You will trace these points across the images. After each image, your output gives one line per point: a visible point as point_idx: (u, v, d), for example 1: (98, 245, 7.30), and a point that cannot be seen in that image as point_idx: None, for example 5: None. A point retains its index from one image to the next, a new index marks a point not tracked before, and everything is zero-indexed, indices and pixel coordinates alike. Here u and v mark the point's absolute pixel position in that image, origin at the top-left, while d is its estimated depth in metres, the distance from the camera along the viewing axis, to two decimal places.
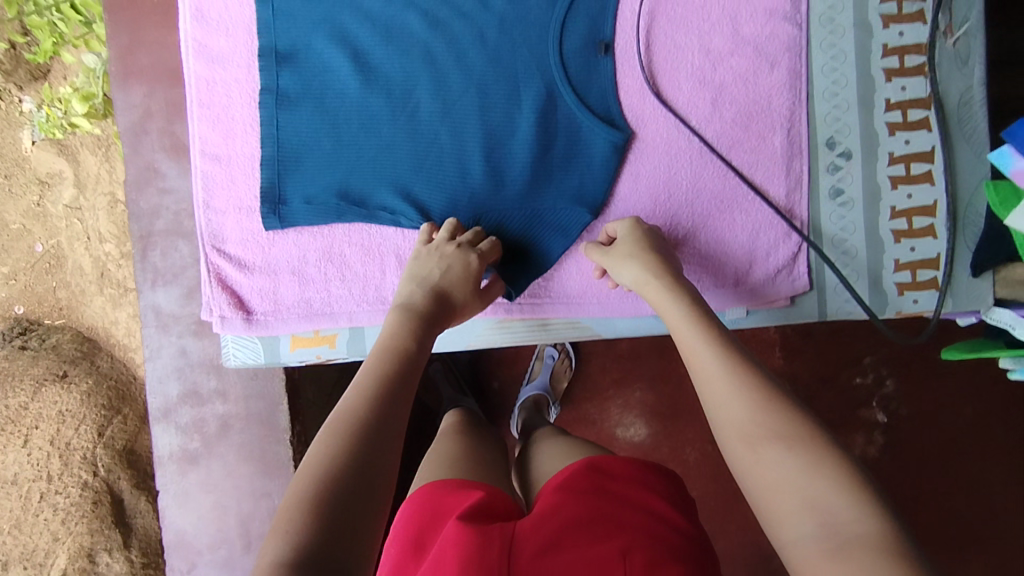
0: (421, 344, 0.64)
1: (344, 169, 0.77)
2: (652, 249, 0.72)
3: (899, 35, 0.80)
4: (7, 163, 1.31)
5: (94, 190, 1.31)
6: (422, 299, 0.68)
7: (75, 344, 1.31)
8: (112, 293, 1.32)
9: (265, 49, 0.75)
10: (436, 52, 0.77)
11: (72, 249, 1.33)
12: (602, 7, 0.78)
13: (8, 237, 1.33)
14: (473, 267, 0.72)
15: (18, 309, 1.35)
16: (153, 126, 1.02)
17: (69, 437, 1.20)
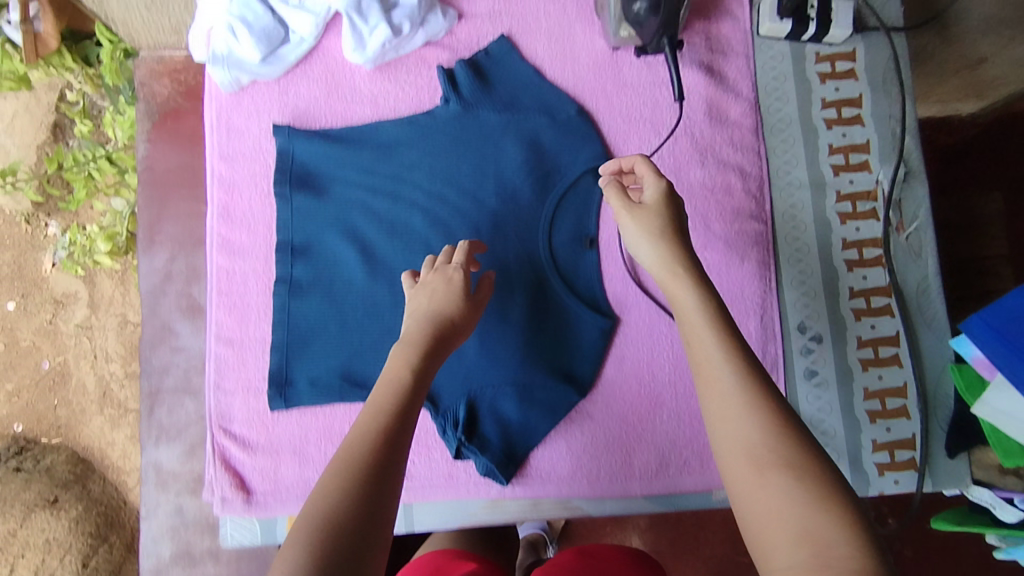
0: (420, 374, 0.63)
1: (347, 353, 0.82)
2: (677, 230, 0.67)
3: (856, 230, 0.88)
4: (25, 284, 1.37)
5: (106, 310, 1.37)
6: (418, 327, 0.67)
7: (69, 466, 1.32)
8: (112, 413, 1.34)
9: (282, 244, 0.83)
10: (436, 247, 0.84)
11: (77, 367, 1.36)
12: (587, 207, 0.87)
13: (16, 354, 1.36)
14: (455, 283, 0.72)
15: (17, 427, 1.34)
16: (172, 289, 1.10)
17: (53, 566, 1.26)
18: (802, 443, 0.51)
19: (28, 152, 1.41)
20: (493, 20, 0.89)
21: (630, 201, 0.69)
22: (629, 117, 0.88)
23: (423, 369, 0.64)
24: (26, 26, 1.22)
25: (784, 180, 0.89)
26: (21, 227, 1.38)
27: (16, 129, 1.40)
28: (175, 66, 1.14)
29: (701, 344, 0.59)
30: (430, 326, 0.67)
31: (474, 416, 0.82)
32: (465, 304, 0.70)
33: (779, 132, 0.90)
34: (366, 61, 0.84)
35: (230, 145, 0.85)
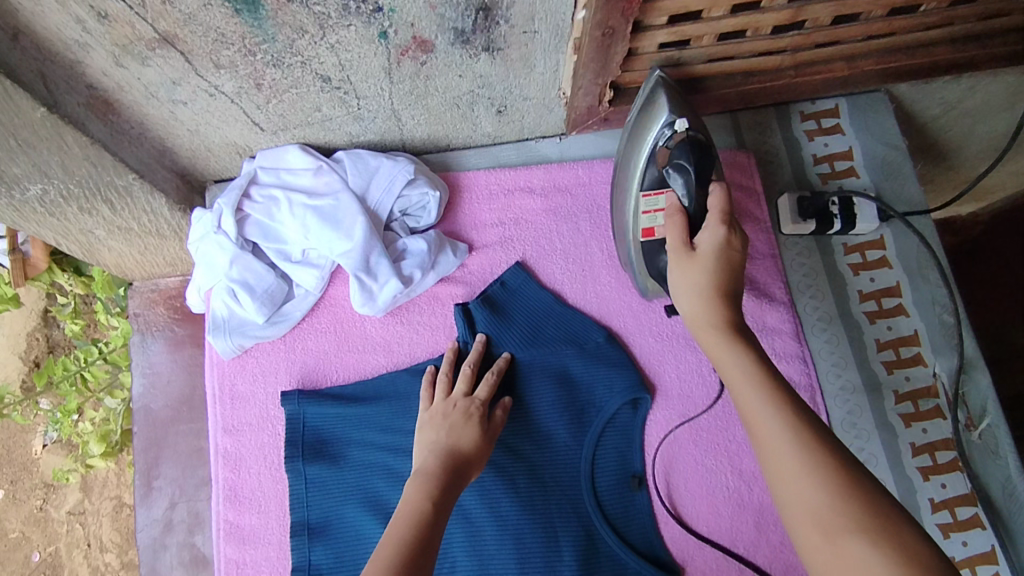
0: (450, 475, 0.65)
1: None
2: (727, 281, 0.62)
3: (923, 432, 0.81)
4: (14, 468, 1.34)
5: (100, 493, 1.32)
6: (439, 451, 0.67)
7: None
8: None
9: (298, 524, 0.75)
10: (469, 507, 0.77)
11: (70, 557, 1.29)
12: (629, 442, 0.80)
13: (4, 547, 1.31)
14: (474, 418, 0.71)
15: None
16: (172, 541, 0.99)
17: None
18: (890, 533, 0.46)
19: (20, 343, 1.38)
20: (505, 248, 0.86)
21: (683, 248, 0.65)
22: (659, 334, 0.83)
23: (454, 471, 0.66)
24: (14, 253, 1.25)
25: (834, 384, 0.83)
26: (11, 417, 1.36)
27: (10, 322, 1.38)
28: (170, 293, 1.10)
29: (725, 365, 0.59)
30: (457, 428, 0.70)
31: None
32: (480, 438, 0.70)
33: (820, 331, 0.85)
34: (376, 311, 0.81)
35: (236, 414, 0.80)
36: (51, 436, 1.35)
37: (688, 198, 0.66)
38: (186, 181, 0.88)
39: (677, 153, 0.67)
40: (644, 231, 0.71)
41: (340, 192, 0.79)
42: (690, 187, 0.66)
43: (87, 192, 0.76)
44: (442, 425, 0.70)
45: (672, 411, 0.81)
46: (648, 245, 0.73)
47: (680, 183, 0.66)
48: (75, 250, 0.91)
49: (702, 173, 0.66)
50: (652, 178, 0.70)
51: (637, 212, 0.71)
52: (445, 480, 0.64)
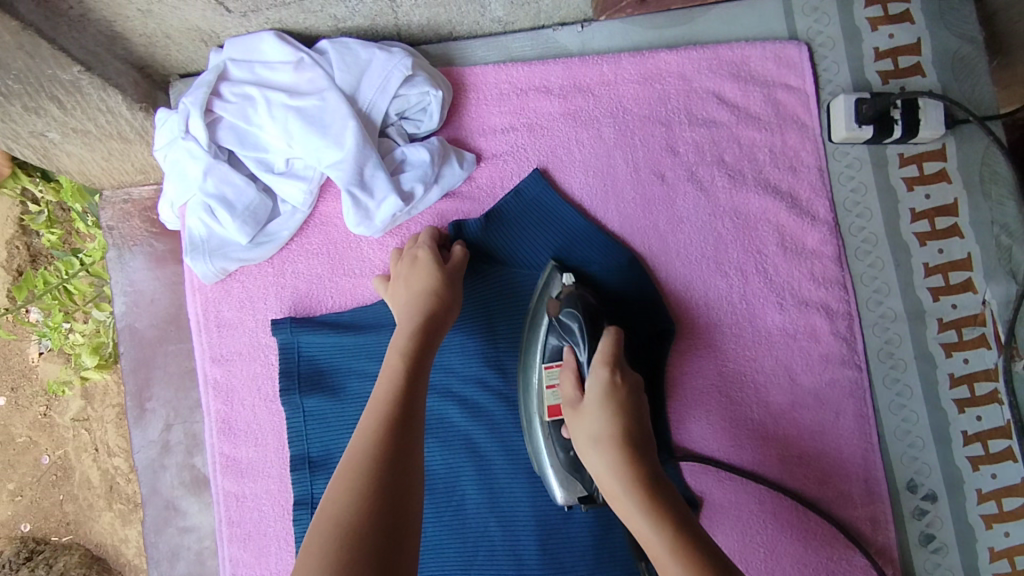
0: (416, 373, 0.58)
1: None
2: (621, 426, 0.58)
3: (964, 363, 0.76)
4: (12, 375, 1.29)
5: (102, 402, 1.28)
6: (407, 319, 0.63)
7: (83, 569, 1.23)
8: (120, 509, 1.26)
9: (298, 458, 0.71)
10: (478, 440, 0.73)
11: (80, 460, 1.28)
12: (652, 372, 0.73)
13: (14, 451, 1.29)
14: (426, 257, 0.67)
15: (24, 527, 1.28)
16: (172, 461, 0.96)
17: None
18: None
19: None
20: (516, 157, 0.76)
21: (575, 393, 0.64)
22: (687, 257, 0.75)
23: (418, 360, 0.59)
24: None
25: (875, 312, 0.76)
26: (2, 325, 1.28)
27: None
28: (145, 204, 0.99)
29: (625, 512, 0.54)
30: (421, 305, 0.63)
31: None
32: (442, 275, 0.66)
33: (864, 255, 0.77)
34: (374, 232, 0.72)
35: (225, 343, 0.73)
36: (47, 344, 1.29)
37: (586, 356, 0.64)
38: (146, 76, 0.76)
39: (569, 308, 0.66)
40: (549, 408, 0.67)
41: (325, 91, 0.67)
42: (586, 348, 0.65)
43: (30, 87, 0.64)
44: (407, 279, 0.66)
45: (699, 341, 0.75)
46: (556, 424, 0.67)
47: (579, 342, 0.65)
48: (31, 156, 0.80)
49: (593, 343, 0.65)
50: (553, 349, 0.68)
51: (540, 388, 0.68)
52: (411, 382, 0.56)
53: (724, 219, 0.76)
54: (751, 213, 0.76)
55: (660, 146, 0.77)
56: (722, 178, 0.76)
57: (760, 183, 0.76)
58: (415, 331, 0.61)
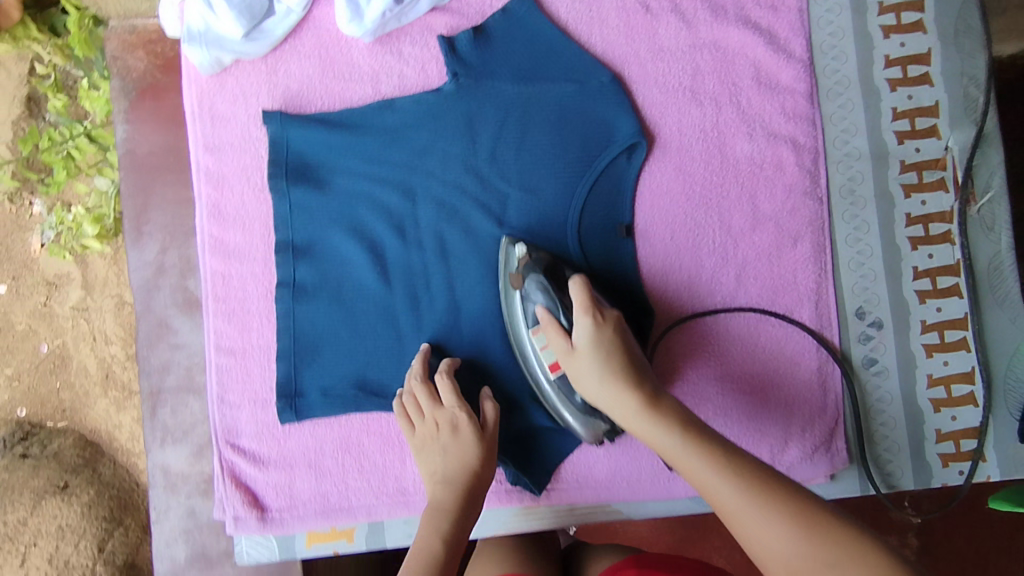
0: (451, 559, 0.58)
1: (362, 359, 0.76)
2: (620, 355, 0.63)
3: (921, 204, 0.80)
4: (13, 266, 1.23)
5: (103, 292, 1.24)
6: (448, 496, 0.64)
7: (76, 450, 1.23)
8: (115, 396, 1.24)
9: (282, 244, 0.75)
10: (452, 242, 0.76)
11: (77, 350, 1.24)
12: (619, 191, 0.77)
13: (13, 339, 1.25)
14: (461, 428, 0.68)
15: (19, 412, 1.25)
16: (165, 282, 1.01)
17: (67, 554, 1.16)
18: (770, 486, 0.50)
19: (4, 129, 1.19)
20: None
21: (565, 341, 0.66)
22: (665, 84, 0.78)
23: (467, 493, 0.65)
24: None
25: (841, 150, 0.80)
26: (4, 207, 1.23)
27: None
28: (149, 37, 1.03)
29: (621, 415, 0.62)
30: (455, 478, 0.66)
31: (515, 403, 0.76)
32: (482, 446, 0.68)
33: (836, 95, 0.80)
34: (365, 34, 0.76)
35: (217, 131, 0.76)
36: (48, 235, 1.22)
37: (562, 312, 0.68)
38: None
39: (531, 274, 0.70)
40: (549, 365, 0.69)
41: None
42: (552, 295, 0.69)
43: None
44: (443, 448, 0.67)
45: (668, 165, 0.78)
46: (562, 380, 0.70)
47: (546, 299, 0.69)
48: None
49: (555, 280, 0.70)
50: (534, 316, 0.70)
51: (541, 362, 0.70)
52: (465, 499, 0.65)
53: (704, 51, 0.79)
54: (730, 48, 0.79)
55: None
56: (704, 10, 0.79)
57: (741, 19, 0.79)
58: (456, 512, 0.63)
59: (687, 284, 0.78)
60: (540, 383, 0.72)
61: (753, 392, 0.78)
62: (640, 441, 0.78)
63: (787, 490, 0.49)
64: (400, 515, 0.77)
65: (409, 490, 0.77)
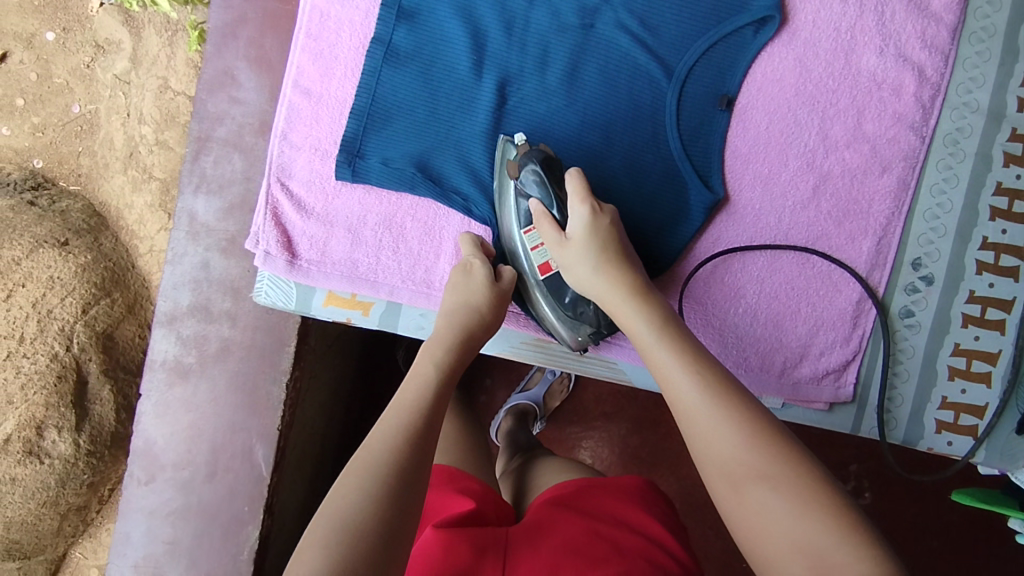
0: (446, 383, 0.60)
1: (430, 141, 0.74)
2: (611, 241, 0.67)
3: (1016, 177, 0.77)
4: (69, 17, 1.33)
5: (148, 70, 1.30)
6: (444, 350, 0.63)
7: (83, 216, 1.27)
8: (134, 176, 1.30)
9: (390, 0, 0.74)
10: (554, 55, 0.75)
11: (107, 121, 1.31)
12: (733, 62, 0.75)
13: (48, 89, 1.34)
14: (475, 273, 0.69)
15: (36, 164, 1.34)
16: (244, 34, 0.99)
17: (52, 305, 1.18)
18: (749, 415, 0.51)
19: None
20: None
21: (558, 235, 0.68)
22: None
23: (465, 349, 0.65)
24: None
25: (961, 98, 0.77)
26: None
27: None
28: None
29: (620, 314, 0.64)
30: (460, 309, 0.67)
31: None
32: (492, 294, 0.68)
33: (977, 41, 0.77)
34: None
35: None
36: None
37: (554, 206, 0.69)
38: None
39: (529, 165, 0.69)
40: (540, 267, 0.72)
41: None
42: (549, 191, 0.69)
43: None
44: (460, 287, 0.68)
45: (789, 53, 0.76)
46: (550, 281, 0.72)
47: (541, 195, 0.69)
48: None
49: (552, 174, 0.69)
50: (526, 213, 0.72)
51: (528, 250, 0.72)
52: (462, 352, 0.64)
53: None
54: None
55: None
56: None
57: None
58: (454, 343, 0.64)
59: (763, 178, 0.77)
60: (523, 270, 0.74)
61: (789, 304, 0.78)
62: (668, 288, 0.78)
63: (761, 414, 0.51)
64: (420, 306, 0.76)
65: (435, 284, 0.76)
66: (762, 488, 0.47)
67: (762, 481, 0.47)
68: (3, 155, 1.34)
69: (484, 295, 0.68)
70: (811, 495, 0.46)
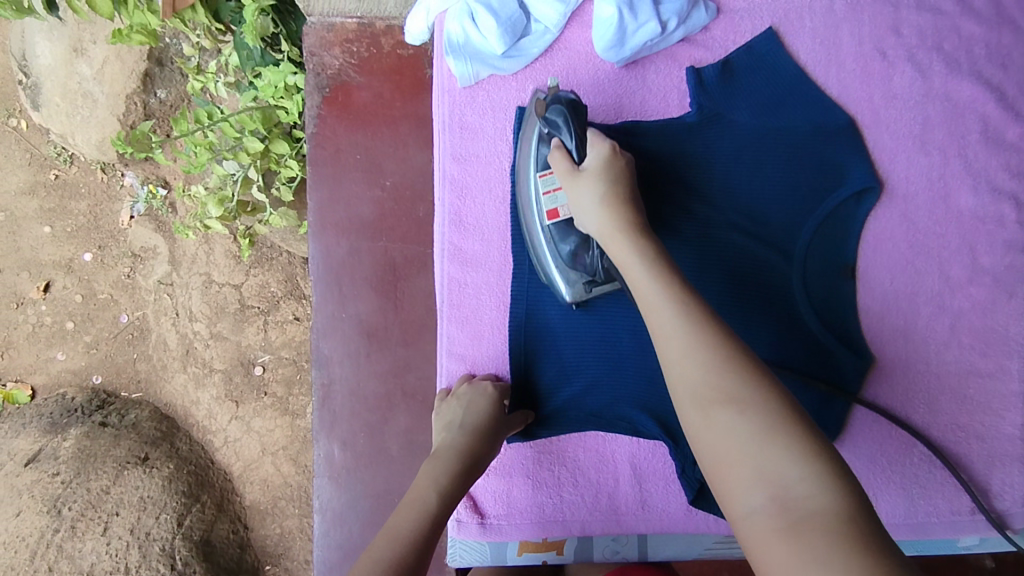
0: (440, 513, 0.64)
1: (587, 379, 0.77)
2: (622, 184, 0.67)
3: None
4: (103, 236, 1.44)
5: (189, 269, 1.41)
6: (449, 480, 0.67)
7: (154, 422, 1.39)
8: (195, 372, 1.40)
9: (520, 257, 0.77)
10: (681, 268, 0.78)
11: (157, 323, 1.42)
12: (845, 232, 0.80)
13: (94, 306, 1.43)
14: (490, 392, 0.73)
15: (96, 379, 1.43)
16: (348, 277, 1.03)
17: (148, 526, 1.30)
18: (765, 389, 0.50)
19: (117, 105, 1.32)
20: (752, 15, 0.81)
21: (571, 170, 0.69)
22: (895, 132, 0.80)
23: (459, 483, 0.67)
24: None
25: None
26: (98, 176, 1.44)
27: (108, 79, 1.30)
28: (348, 35, 1.05)
29: (617, 248, 0.63)
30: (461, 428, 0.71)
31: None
32: (492, 416, 0.72)
33: None
34: (618, 59, 0.78)
35: (467, 141, 0.79)
36: (139, 208, 1.43)
37: (575, 146, 0.70)
38: None
39: (554, 104, 0.71)
40: (548, 212, 0.71)
41: None
42: (572, 129, 0.70)
43: None
44: (462, 403, 0.72)
45: (894, 212, 0.80)
46: (557, 226, 0.71)
47: (565, 131, 0.70)
48: None
49: (577, 118, 0.70)
50: (544, 160, 0.72)
51: (538, 196, 0.72)
52: (456, 484, 0.67)
53: (936, 102, 0.81)
54: (960, 100, 0.81)
55: (886, 25, 0.81)
56: (939, 62, 0.81)
57: (973, 73, 0.81)
58: (453, 468, 0.68)
59: (903, 330, 0.80)
60: (528, 215, 0.74)
61: (960, 440, 0.79)
62: (841, 454, 0.79)
63: (766, 388, 0.50)
64: (613, 533, 0.77)
65: (623, 509, 0.77)
66: (732, 415, 0.49)
67: (734, 412, 0.49)
68: (60, 379, 1.44)
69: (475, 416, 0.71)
70: (773, 430, 0.47)
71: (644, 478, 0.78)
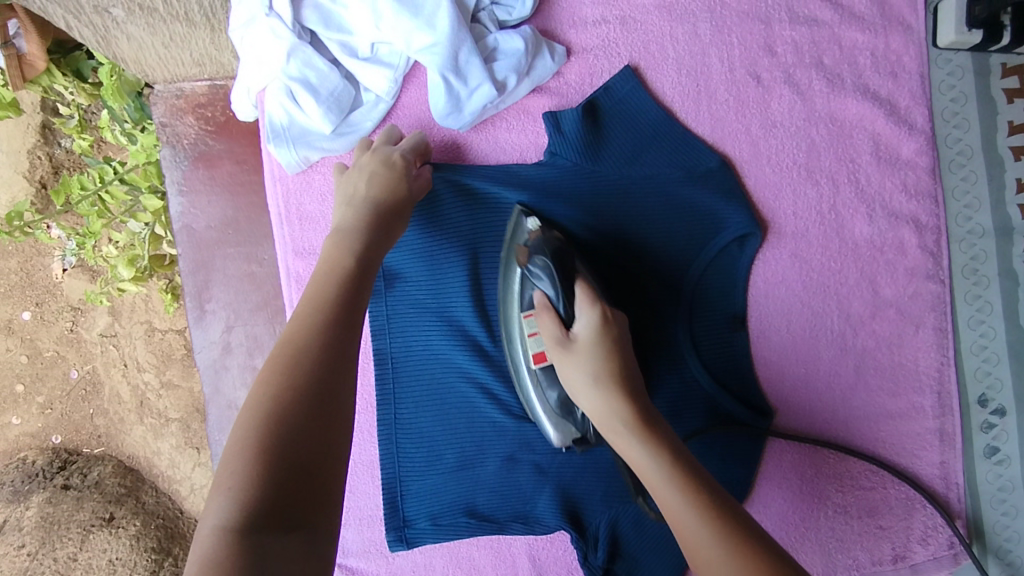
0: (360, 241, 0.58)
1: (467, 485, 0.72)
2: (617, 361, 0.59)
3: None
4: (37, 291, 1.18)
5: (129, 317, 1.19)
6: (353, 216, 0.60)
7: (117, 478, 1.18)
8: (152, 423, 1.20)
9: (381, 355, 0.71)
10: None
11: (109, 375, 1.19)
12: (727, 281, 0.73)
13: (40, 365, 1.20)
14: (395, 163, 0.64)
15: (54, 439, 1.21)
16: (233, 362, 0.97)
17: None
18: None
19: (20, 161, 1.14)
20: (608, 53, 0.73)
21: (561, 334, 0.61)
22: (778, 163, 0.73)
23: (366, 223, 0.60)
24: (5, 48, 0.90)
25: (963, 227, 0.75)
26: None
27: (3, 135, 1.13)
28: (199, 100, 0.95)
29: (618, 442, 0.56)
30: (362, 202, 0.61)
31: (617, 540, 0.72)
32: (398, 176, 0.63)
33: (957, 167, 0.75)
34: (461, 125, 0.71)
35: (307, 234, 0.72)
36: (71, 259, 1.17)
37: (559, 299, 0.62)
38: None
39: (539, 257, 0.64)
40: (532, 355, 0.64)
41: None
42: (555, 281, 0.62)
43: None
44: (366, 168, 0.64)
45: (783, 252, 0.74)
46: (545, 372, 0.65)
47: (547, 283, 0.63)
48: (89, 38, 0.79)
49: (563, 267, 0.63)
50: (530, 299, 0.65)
51: (523, 335, 0.65)
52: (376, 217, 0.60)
53: (820, 125, 0.73)
54: (847, 119, 0.74)
55: (758, 45, 0.73)
56: (820, 81, 0.74)
57: (859, 88, 0.74)
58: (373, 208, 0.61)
59: (804, 378, 0.74)
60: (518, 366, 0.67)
61: (875, 486, 0.75)
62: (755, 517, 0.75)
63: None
64: None
65: None
66: None
67: None
68: (19, 444, 1.21)
69: (383, 165, 0.64)
70: None
71: (544, 569, 0.75)
